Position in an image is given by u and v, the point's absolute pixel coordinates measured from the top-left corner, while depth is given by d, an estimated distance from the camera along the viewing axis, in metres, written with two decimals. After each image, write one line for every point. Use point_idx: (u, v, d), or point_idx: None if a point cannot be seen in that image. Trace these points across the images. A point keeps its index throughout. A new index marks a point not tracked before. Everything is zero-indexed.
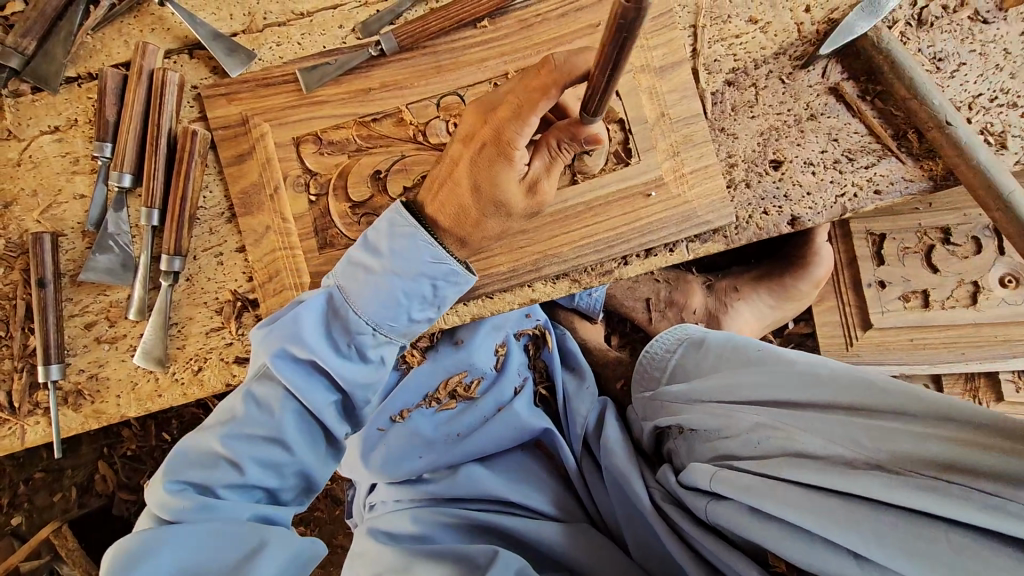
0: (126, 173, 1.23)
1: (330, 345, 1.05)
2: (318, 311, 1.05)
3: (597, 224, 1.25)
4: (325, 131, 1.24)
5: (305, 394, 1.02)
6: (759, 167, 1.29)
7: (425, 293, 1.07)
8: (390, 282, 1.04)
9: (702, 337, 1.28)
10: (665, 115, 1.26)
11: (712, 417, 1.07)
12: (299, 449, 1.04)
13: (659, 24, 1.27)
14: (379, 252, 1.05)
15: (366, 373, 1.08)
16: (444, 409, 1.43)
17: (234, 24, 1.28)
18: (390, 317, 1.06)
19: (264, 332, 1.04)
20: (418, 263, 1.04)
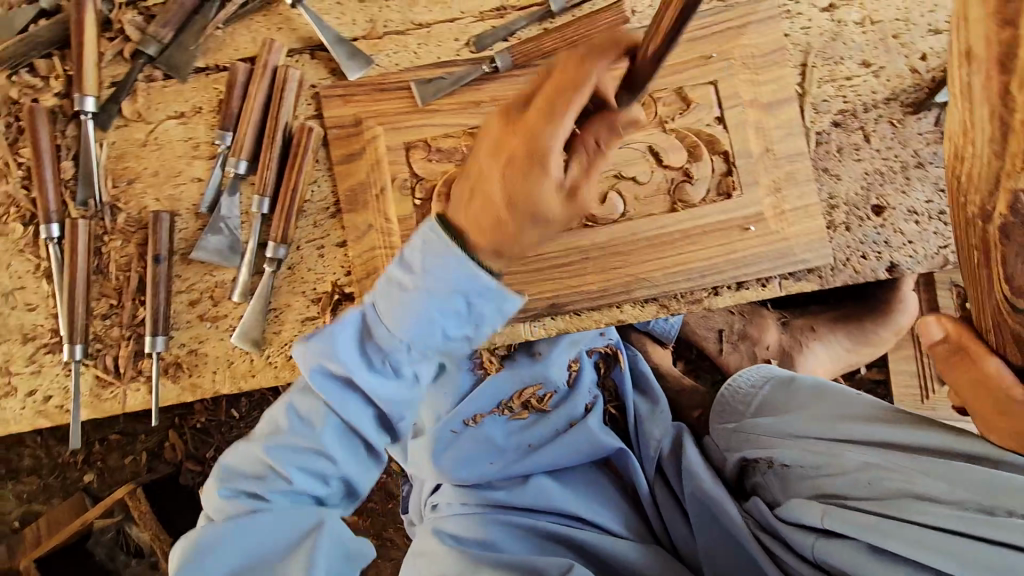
0: (242, 160, 1.29)
1: (364, 362, 1.00)
2: (352, 327, 1.00)
3: (691, 253, 1.26)
4: (434, 138, 1.28)
5: (347, 410, 1.02)
6: (861, 212, 1.28)
7: (467, 315, 0.95)
8: (423, 304, 0.93)
9: (791, 379, 1.34)
10: (770, 151, 1.27)
11: (813, 456, 1.13)
12: (343, 455, 1.05)
13: (771, 61, 1.28)
14: (411, 268, 0.93)
15: (402, 389, 1.02)
16: (518, 418, 1.45)
17: (355, 30, 1.35)
18: (422, 338, 0.97)
19: (305, 345, 1.02)
20: (458, 282, 0.91)
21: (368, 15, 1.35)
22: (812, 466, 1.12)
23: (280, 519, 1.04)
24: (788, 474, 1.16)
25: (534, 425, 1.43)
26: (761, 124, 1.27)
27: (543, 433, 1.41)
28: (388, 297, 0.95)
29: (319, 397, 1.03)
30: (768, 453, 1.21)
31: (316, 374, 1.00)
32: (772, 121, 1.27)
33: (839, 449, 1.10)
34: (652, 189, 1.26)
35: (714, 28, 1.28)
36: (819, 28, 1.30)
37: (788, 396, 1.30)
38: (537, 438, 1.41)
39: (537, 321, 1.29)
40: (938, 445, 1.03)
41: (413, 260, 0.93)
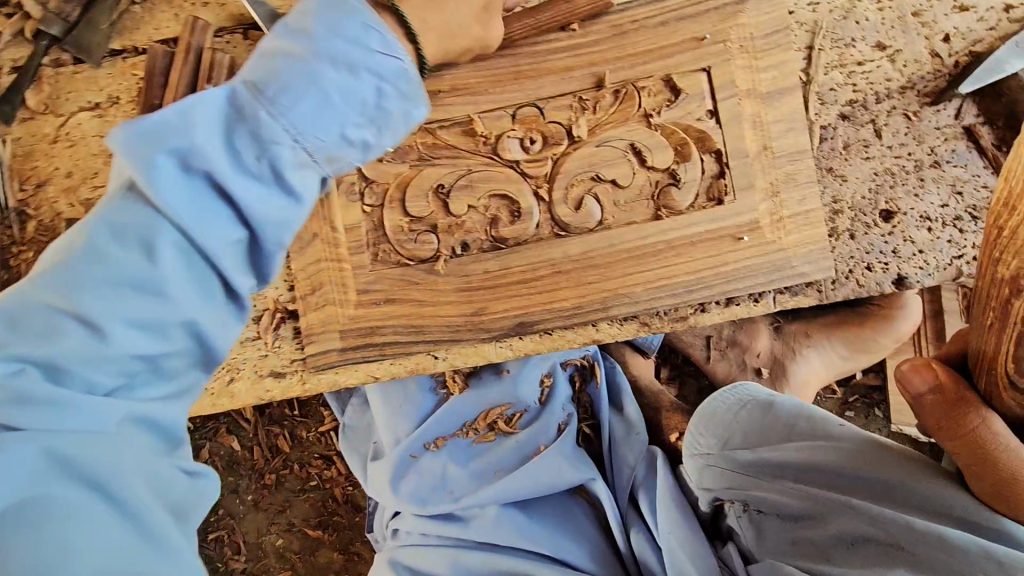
0: None
1: (228, 152, 0.72)
2: (211, 111, 0.72)
3: (676, 265, 1.12)
4: None
5: (216, 156, 0.71)
6: (867, 218, 1.14)
7: (362, 75, 0.77)
8: (325, 66, 0.75)
9: (771, 398, 1.07)
10: (768, 148, 1.11)
11: (800, 505, 0.95)
12: (203, 209, 0.71)
13: (772, 43, 1.11)
14: (304, 35, 0.76)
15: (283, 209, 0.75)
16: (483, 440, 1.35)
17: (294, 5, 1.16)
18: (317, 127, 0.75)
19: (125, 134, 0.69)
20: (375, 57, 0.78)
21: None
22: (795, 515, 0.96)
23: (53, 449, 0.65)
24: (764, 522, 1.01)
25: (499, 448, 1.34)
26: (758, 118, 1.11)
27: (509, 457, 1.33)
28: (286, 72, 0.74)
29: (146, 203, 0.70)
30: (745, 497, 1.02)
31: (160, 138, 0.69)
32: (772, 113, 1.11)
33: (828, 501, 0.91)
34: (635, 193, 1.11)
35: (708, 3, 1.10)
36: (829, 4, 1.13)
37: (769, 422, 1.04)
38: (502, 463, 1.32)
39: (505, 342, 1.16)
40: (939, 496, 0.81)
41: (331, 25, 0.76)
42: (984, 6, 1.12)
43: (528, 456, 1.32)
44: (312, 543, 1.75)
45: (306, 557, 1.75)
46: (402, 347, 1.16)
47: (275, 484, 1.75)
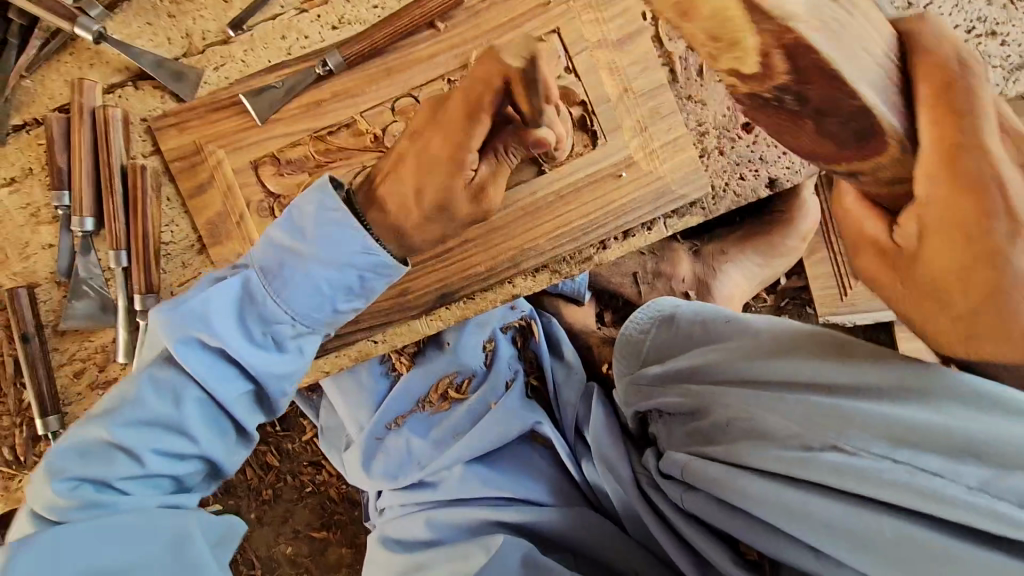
0: (87, 217, 1.21)
1: (243, 332, 0.96)
2: (228, 298, 0.95)
3: (572, 212, 1.23)
4: (282, 150, 1.21)
5: (231, 340, 0.94)
6: (731, 132, 1.25)
7: (351, 285, 0.99)
8: (316, 265, 0.96)
9: (673, 311, 1.24)
10: (627, 91, 1.22)
11: (687, 401, 1.06)
12: (216, 379, 0.94)
13: None
14: (304, 233, 0.96)
15: (285, 364, 1.00)
16: (439, 411, 1.46)
17: (174, 49, 1.24)
18: (310, 308, 0.98)
19: (163, 317, 0.93)
20: (349, 243, 0.96)
21: (183, 30, 1.24)
22: (687, 412, 1.07)
23: (117, 528, 0.88)
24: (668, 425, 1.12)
25: (453, 413, 1.43)
26: (613, 64, 1.21)
27: (463, 418, 1.42)
28: (286, 263, 0.96)
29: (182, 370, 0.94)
30: (653, 402, 1.14)
31: (184, 329, 0.92)
32: (624, 58, 1.22)
33: (711, 389, 1.02)
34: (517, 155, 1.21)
35: None
36: None
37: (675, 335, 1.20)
38: (458, 425, 1.41)
39: (433, 314, 1.27)
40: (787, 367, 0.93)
41: (319, 223, 0.96)
42: None
43: (477, 415, 1.41)
44: (319, 545, 1.86)
45: (317, 558, 1.85)
46: (341, 338, 1.26)
47: (273, 498, 1.85)
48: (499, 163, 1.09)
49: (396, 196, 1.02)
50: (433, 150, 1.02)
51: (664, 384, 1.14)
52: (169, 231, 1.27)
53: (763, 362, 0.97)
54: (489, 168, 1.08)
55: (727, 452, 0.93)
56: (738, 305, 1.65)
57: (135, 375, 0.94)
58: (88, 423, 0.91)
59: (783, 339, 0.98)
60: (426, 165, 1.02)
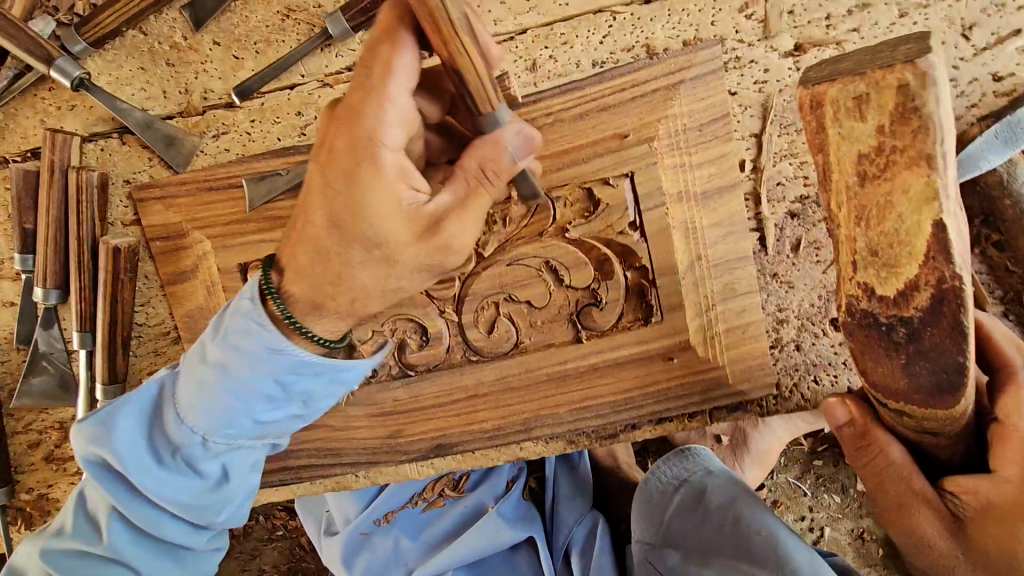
0: (51, 289, 1.06)
1: (151, 455, 0.90)
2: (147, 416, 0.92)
3: (604, 388, 1.03)
4: (278, 256, 1.02)
5: (132, 465, 0.88)
6: (816, 327, 1.02)
7: (272, 393, 0.85)
8: (240, 376, 0.83)
9: (702, 486, 1.14)
10: (701, 258, 0.98)
11: None
12: (121, 494, 0.92)
13: (708, 134, 0.96)
14: (218, 333, 0.84)
15: (203, 488, 0.92)
16: (432, 507, 1.34)
17: (168, 104, 1.04)
18: (219, 424, 0.87)
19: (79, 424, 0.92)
20: (281, 353, 0.82)
21: (182, 83, 1.03)
22: None
23: None
24: None
25: (449, 515, 1.32)
26: (690, 223, 0.97)
27: (458, 521, 1.31)
28: (217, 377, 0.85)
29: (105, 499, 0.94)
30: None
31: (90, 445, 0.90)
32: (706, 217, 0.97)
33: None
34: (552, 311, 1.01)
35: (632, 92, 0.95)
36: (779, 80, 0.96)
37: (699, 517, 1.11)
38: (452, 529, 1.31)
39: (426, 462, 1.10)
40: None
41: (239, 330, 0.82)
42: (966, 77, 0.93)
43: (473, 517, 1.30)
44: None
45: None
46: (321, 467, 1.11)
47: (243, 535, 1.79)
48: (474, 188, 0.72)
49: (349, 207, 0.70)
50: (336, 151, 0.70)
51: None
52: (143, 312, 1.11)
53: None
54: (458, 191, 0.72)
55: None
56: (774, 461, 1.43)
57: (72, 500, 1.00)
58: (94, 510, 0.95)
59: None
60: (336, 187, 0.70)
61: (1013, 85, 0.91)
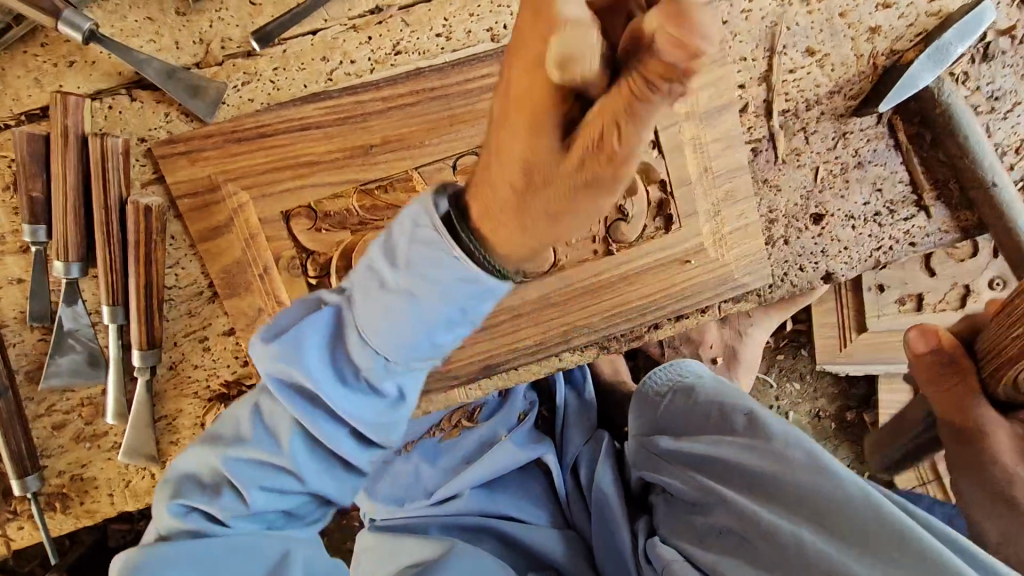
0: (73, 262, 1.00)
1: (327, 377, 0.81)
2: (319, 334, 0.80)
3: (633, 292, 1.16)
4: (320, 202, 1.04)
5: (321, 386, 0.80)
6: (799, 223, 1.21)
7: (460, 318, 0.75)
8: (351, 314, 0.77)
9: (692, 387, 1.30)
10: (707, 170, 1.13)
11: (694, 491, 1.12)
12: (307, 412, 0.83)
13: (707, 59, 1.10)
14: (394, 261, 0.71)
15: (381, 411, 0.84)
16: (449, 438, 1.47)
17: (183, 55, 1.00)
18: (395, 348, 0.76)
19: (264, 345, 0.82)
20: (394, 279, 0.71)
21: (195, 33, 1.00)
22: (690, 502, 1.13)
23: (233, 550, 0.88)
24: (673, 503, 1.19)
25: (464, 443, 1.46)
26: (697, 139, 1.11)
27: (474, 450, 1.46)
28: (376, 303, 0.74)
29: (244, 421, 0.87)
30: (662, 480, 1.21)
31: (265, 367, 0.82)
32: (710, 133, 1.12)
33: (714, 489, 1.08)
34: (585, 230, 1.11)
35: None
36: (761, 10, 1.11)
37: (691, 409, 1.26)
38: (467, 458, 1.44)
39: (473, 384, 1.19)
40: (797, 485, 0.96)
41: (399, 263, 0.71)
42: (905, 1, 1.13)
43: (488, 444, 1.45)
44: None
45: None
46: None
47: None
48: None
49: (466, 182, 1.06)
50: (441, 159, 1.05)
51: (671, 464, 1.21)
52: (172, 273, 1.08)
53: (780, 468, 1.00)
54: None
55: (712, 564, 1.00)
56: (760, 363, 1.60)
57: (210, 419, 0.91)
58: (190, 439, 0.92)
59: (806, 460, 0.98)
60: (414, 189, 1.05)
61: (940, 6, 1.13)
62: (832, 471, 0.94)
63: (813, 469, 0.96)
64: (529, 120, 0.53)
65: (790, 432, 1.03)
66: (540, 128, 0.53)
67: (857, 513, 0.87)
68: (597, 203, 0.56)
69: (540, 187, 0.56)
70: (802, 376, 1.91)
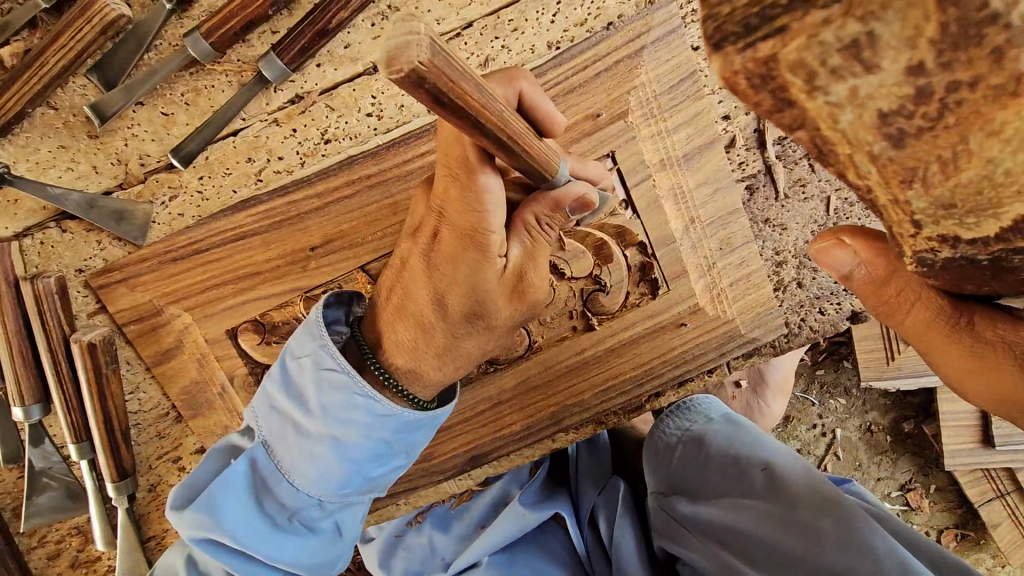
0: (31, 405, 0.98)
1: (268, 520, 0.93)
2: (245, 484, 0.92)
3: (625, 363, 1.03)
4: (266, 313, 0.96)
5: (249, 538, 0.92)
6: (813, 261, 1.04)
7: (380, 450, 0.91)
8: (286, 456, 0.90)
9: (703, 435, 1.17)
10: (693, 220, 0.98)
11: (716, 567, 0.99)
12: (234, 555, 0.93)
13: (679, 96, 0.94)
14: (308, 407, 0.88)
15: (323, 544, 0.97)
16: (460, 503, 1.36)
17: (104, 180, 0.94)
18: (330, 484, 0.91)
19: (182, 513, 0.92)
20: (328, 422, 0.87)
21: (111, 153, 0.93)
22: None
23: None
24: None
25: (476, 508, 1.35)
26: (677, 187, 0.97)
27: (486, 514, 1.35)
28: (293, 435, 0.89)
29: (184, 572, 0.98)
30: (681, 552, 1.06)
31: (200, 530, 0.91)
32: (692, 179, 0.97)
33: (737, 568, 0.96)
34: (560, 306, 1.00)
35: (596, 69, 0.92)
36: None
37: (704, 462, 1.14)
38: (480, 522, 1.34)
39: (462, 476, 1.09)
40: (835, 568, 0.87)
41: (319, 391, 0.87)
42: None
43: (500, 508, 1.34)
44: None
45: None
46: None
47: None
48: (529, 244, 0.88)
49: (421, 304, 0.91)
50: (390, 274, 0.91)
51: (690, 531, 1.06)
52: (134, 399, 1.04)
53: (814, 545, 0.90)
54: None
55: None
56: (792, 385, 1.43)
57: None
58: (177, 574, 0.99)
59: (844, 534, 0.89)
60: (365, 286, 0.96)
61: None
62: (869, 550, 0.86)
63: (846, 548, 0.87)
64: (446, 188, 0.76)
65: (813, 497, 0.96)
66: (455, 187, 0.75)
67: None
68: (495, 212, 0.76)
69: (430, 335, 0.87)
70: (846, 389, 1.74)
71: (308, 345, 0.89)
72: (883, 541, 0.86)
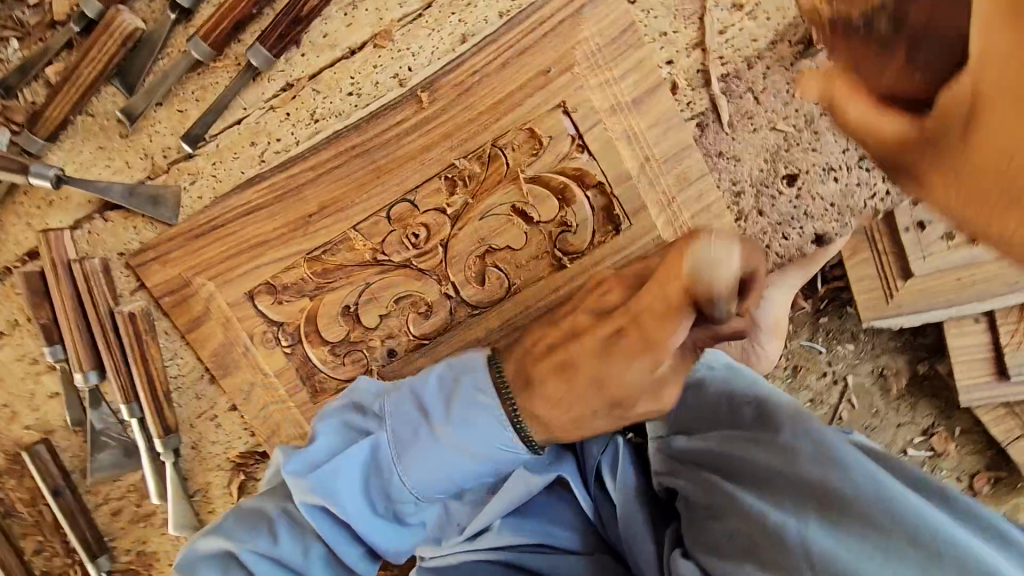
0: (89, 371, 1.14)
1: (369, 486, 1.02)
2: (364, 465, 1.02)
3: None
4: (276, 276, 1.10)
5: (358, 516, 1.01)
6: (771, 189, 1.10)
7: (485, 477, 1.00)
8: (423, 438, 0.98)
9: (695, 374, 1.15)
10: (650, 159, 1.07)
11: (707, 497, 0.98)
12: (314, 516, 1.01)
13: (622, 46, 1.04)
14: (444, 415, 0.96)
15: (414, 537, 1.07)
16: None
17: (135, 172, 1.11)
18: (436, 486, 1.00)
19: (298, 479, 1.01)
20: (472, 398, 0.94)
21: (140, 150, 1.10)
22: (703, 508, 0.98)
23: None
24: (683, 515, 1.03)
25: None
26: (630, 129, 1.06)
27: None
28: (421, 433, 0.97)
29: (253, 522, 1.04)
30: (673, 484, 1.06)
31: (316, 495, 1.00)
32: (643, 121, 1.06)
33: (726, 490, 0.95)
34: (534, 250, 1.08)
35: (543, 29, 1.03)
36: None
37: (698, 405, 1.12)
38: None
39: None
40: (803, 477, 0.89)
41: (459, 407, 0.94)
42: None
43: None
44: None
45: None
46: None
47: None
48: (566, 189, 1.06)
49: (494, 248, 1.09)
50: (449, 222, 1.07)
51: (688, 468, 1.05)
52: (173, 364, 1.19)
53: (799, 461, 0.91)
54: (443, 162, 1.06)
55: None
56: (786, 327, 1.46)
57: (230, 517, 1.06)
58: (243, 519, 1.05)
59: (817, 446, 0.91)
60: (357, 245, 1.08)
61: None
62: (837, 461, 0.88)
63: (818, 458, 0.89)
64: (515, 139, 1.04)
65: (797, 425, 0.96)
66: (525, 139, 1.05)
67: (862, 488, 0.83)
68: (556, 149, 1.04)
69: (551, 355, 0.91)
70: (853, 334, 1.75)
71: (472, 364, 0.97)
72: (891, 470, 0.90)
